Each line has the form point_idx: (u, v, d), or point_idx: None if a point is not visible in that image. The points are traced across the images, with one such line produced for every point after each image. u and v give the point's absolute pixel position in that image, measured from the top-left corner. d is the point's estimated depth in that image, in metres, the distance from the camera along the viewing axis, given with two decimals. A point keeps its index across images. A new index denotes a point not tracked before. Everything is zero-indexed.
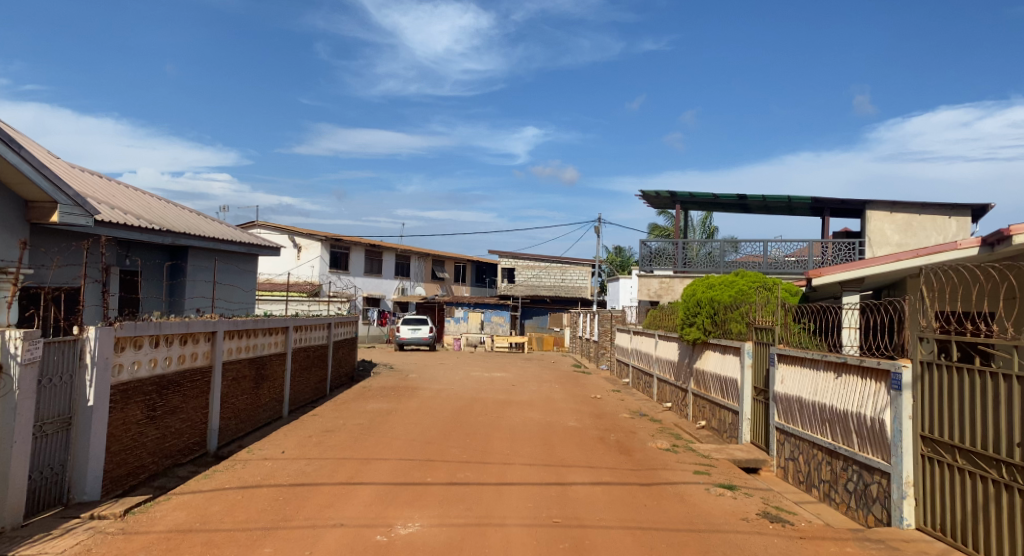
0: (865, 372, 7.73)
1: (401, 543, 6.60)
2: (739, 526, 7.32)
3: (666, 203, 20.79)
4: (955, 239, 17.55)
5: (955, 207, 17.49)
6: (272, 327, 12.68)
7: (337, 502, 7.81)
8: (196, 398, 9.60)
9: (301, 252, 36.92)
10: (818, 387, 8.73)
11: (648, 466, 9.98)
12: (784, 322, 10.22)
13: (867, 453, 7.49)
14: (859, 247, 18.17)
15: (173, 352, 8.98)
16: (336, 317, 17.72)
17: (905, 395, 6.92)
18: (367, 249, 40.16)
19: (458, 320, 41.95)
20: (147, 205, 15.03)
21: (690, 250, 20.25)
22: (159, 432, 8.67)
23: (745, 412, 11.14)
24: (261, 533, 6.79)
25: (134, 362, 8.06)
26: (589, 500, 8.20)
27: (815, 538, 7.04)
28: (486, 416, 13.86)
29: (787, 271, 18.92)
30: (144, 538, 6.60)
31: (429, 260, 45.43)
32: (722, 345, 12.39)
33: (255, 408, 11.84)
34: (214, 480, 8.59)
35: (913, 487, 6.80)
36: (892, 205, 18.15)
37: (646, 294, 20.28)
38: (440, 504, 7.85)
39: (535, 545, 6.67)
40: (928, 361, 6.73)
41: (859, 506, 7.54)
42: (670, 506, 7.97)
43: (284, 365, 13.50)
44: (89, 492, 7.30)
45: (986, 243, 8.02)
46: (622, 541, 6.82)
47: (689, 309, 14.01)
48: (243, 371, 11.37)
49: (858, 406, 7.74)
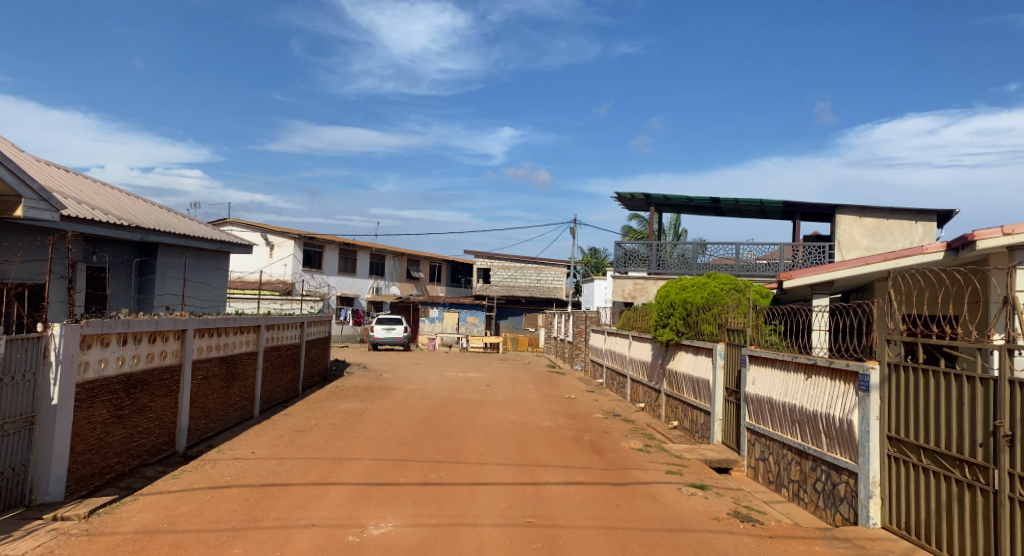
0: (834, 374, 7.84)
1: (374, 543, 6.57)
2: (710, 525, 7.40)
3: (640, 205, 20.89)
4: (921, 243, 17.91)
5: (921, 212, 17.86)
6: (243, 325, 12.50)
7: (310, 502, 7.76)
8: (164, 398, 9.45)
9: (273, 250, 36.61)
10: (788, 388, 8.84)
11: (621, 465, 10.08)
12: (755, 323, 10.38)
13: (835, 453, 7.61)
14: (828, 252, 18.44)
15: (141, 351, 8.82)
16: (309, 316, 17.62)
17: (873, 396, 7.02)
18: (340, 249, 39.88)
19: (434, 319, 41.96)
20: (116, 201, 14.74)
21: (664, 252, 20.36)
22: (126, 432, 8.51)
23: (717, 413, 11.25)
24: (230, 534, 6.72)
25: (101, 361, 7.90)
26: (562, 499, 8.24)
27: (784, 537, 7.12)
28: (460, 417, 13.80)
29: (757, 274, 19.19)
30: (110, 539, 6.48)
31: (405, 260, 45.34)
32: (695, 345, 12.50)
33: (225, 407, 11.69)
34: (182, 481, 8.46)
35: (880, 486, 6.89)
36: (861, 210, 18.39)
37: (621, 295, 20.48)
38: (413, 504, 7.82)
39: (508, 545, 6.67)
40: (895, 362, 6.85)
41: (827, 505, 7.65)
42: (642, 506, 8.05)
43: (256, 364, 13.34)
44: (52, 492, 7.16)
45: (951, 248, 8.03)
46: (594, 541, 6.86)
47: (662, 310, 14.08)
48: (213, 369, 11.21)
49: (827, 407, 7.85)
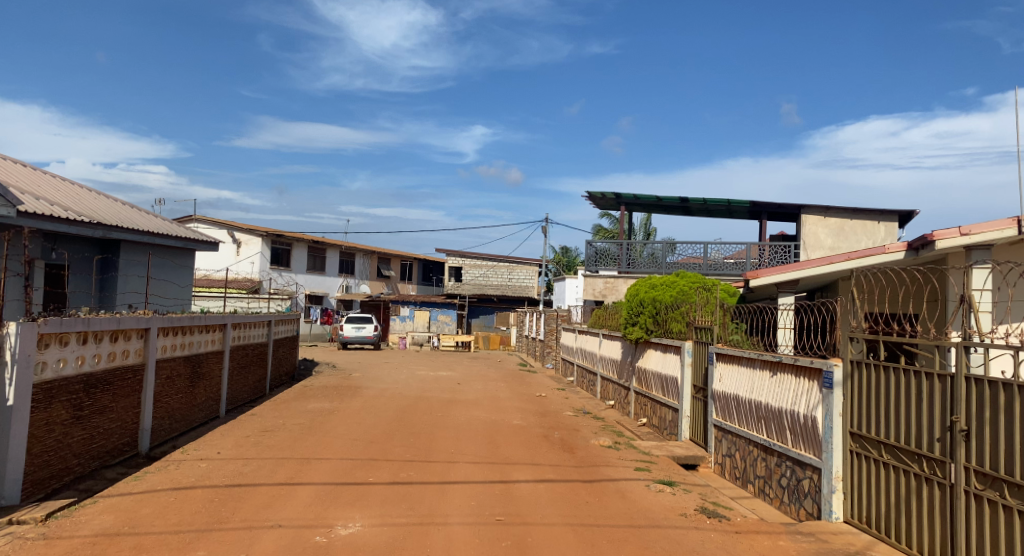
0: (798, 371, 7.95)
1: (341, 543, 6.51)
2: (677, 522, 7.46)
3: (610, 204, 20.98)
4: (883, 243, 18.28)
5: (883, 212, 18.21)
6: (208, 324, 12.31)
7: (276, 503, 7.66)
8: (126, 398, 9.27)
9: (240, 248, 36.11)
10: (754, 385, 8.95)
11: (590, 463, 10.12)
12: (722, 321, 10.49)
13: (799, 449, 7.71)
14: (794, 251, 18.72)
15: (102, 350, 8.64)
16: (276, 315, 17.41)
17: (837, 392, 7.13)
18: (309, 246, 39.48)
19: (405, 319, 41.52)
20: (77, 197, 14.42)
21: (634, 251, 20.49)
22: (86, 433, 8.33)
23: (685, 410, 11.35)
24: (193, 536, 6.60)
25: (59, 360, 7.72)
26: (532, 497, 8.24)
27: (750, 532, 7.21)
28: (430, 415, 13.76)
29: (725, 273, 19.41)
30: (68, 542, 6.34)
31: (375, 258, 45.04)
32: (664, 343, 12.60)
33: (189, 407, 11.50)
34: (145, 482, 8.30)
35: (843, 481, 7.00)
36: (825, 210, 18.67)
37: (592, 294, 20.57)
38: (381, 504, 7.76)
39: (478, 544, 6.65)
40: (857, 360, 6.97)
41: (791, 500, 7.76)
42: (611, 503, 8.09)
43: (222, 363, 13.15)
44: (7, 495, 6.97)
45: (912, 248, 8.19)
46: (562, 538, 6.88)
47: (631, 309, 14.17)
48: (178, 368, 11.03)
49: (792, 403, 7.96)
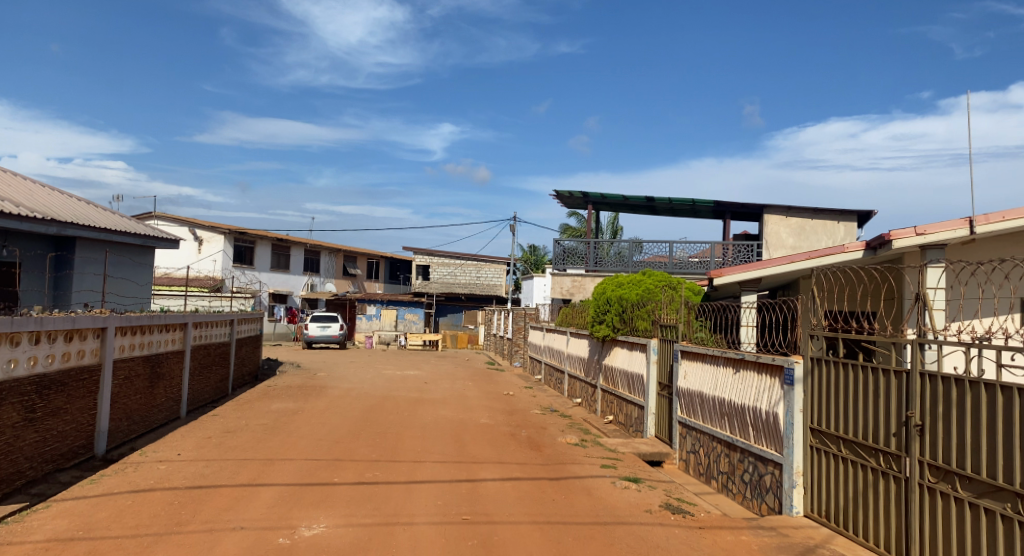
0: (760, 367, 8.05)
1: (305, 544, 6.43)
2: (642, 518, 7.51)
3: (578, 203, 21.06)
4: (842, 242, 18.66)
5: (843, 212, 18.58)
6: (168, 323, 12.06)
7: (238, 505, 7.53)
8: (82, 399, 9.03)
9: (202, 246, 35.47)
10: (718, 382, 9.05)
11: (557, 460, 10.15)
12: (687, 319, 10.60)
13: (761, 445, 7.82)
14: (757, 250, 19.00)
15: (56, 350, 8.40)
16: (239, 313, 17.13)
17: (797, 389, 7.23)
18: (273, 244, 38.96)
19: (370, 318, 41.46)
20: (30, 192, 14.01)
21: (601, 249, 20.59)
22: (39, 436, 8.10)
23: (650, 407, 11.44)
24: (152, 540, 6.46)
25: (10, 361, 7.48)
26: (498, 496, 8.23)
27: (713, 527, 7.28)
28: (396, 414, 13.67)
29: (689, 271, 19.62)
30: (19, 548, 6.15)
31: (341, 256, 44.63)
32: (630, 341, 12.69)
33: (148, 407, 11.25)
34: (101, 486, 8.10)
35: (803, 476, 7.12)
36: (787, 210, 18.96)
37: (559, 293, 20.63)
38: (346, 504, 7.68)
39: (444, 543, 6.61)
40: (817, 357, 7.08)
41: (754, 495, 7.86)
42: (577, 500, 8.11)
43: (182, 363, 12.90)
44: None
45: (869, 247, 8.35)
46: (528, 536, 6.88)
47: (598, 307, 14.24)
48: (136, 369, 10.79)
49: (754, 400, 8.06)
